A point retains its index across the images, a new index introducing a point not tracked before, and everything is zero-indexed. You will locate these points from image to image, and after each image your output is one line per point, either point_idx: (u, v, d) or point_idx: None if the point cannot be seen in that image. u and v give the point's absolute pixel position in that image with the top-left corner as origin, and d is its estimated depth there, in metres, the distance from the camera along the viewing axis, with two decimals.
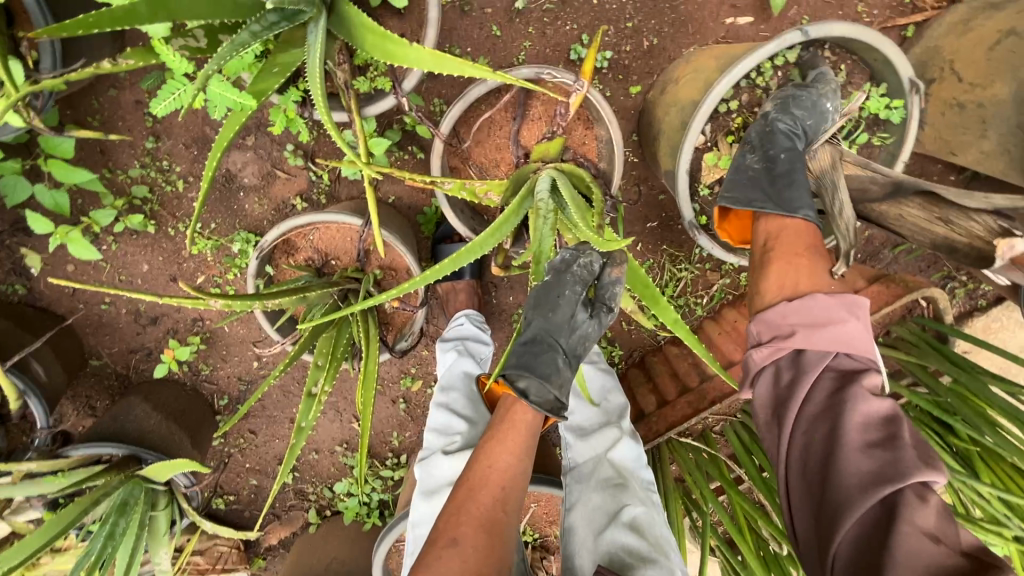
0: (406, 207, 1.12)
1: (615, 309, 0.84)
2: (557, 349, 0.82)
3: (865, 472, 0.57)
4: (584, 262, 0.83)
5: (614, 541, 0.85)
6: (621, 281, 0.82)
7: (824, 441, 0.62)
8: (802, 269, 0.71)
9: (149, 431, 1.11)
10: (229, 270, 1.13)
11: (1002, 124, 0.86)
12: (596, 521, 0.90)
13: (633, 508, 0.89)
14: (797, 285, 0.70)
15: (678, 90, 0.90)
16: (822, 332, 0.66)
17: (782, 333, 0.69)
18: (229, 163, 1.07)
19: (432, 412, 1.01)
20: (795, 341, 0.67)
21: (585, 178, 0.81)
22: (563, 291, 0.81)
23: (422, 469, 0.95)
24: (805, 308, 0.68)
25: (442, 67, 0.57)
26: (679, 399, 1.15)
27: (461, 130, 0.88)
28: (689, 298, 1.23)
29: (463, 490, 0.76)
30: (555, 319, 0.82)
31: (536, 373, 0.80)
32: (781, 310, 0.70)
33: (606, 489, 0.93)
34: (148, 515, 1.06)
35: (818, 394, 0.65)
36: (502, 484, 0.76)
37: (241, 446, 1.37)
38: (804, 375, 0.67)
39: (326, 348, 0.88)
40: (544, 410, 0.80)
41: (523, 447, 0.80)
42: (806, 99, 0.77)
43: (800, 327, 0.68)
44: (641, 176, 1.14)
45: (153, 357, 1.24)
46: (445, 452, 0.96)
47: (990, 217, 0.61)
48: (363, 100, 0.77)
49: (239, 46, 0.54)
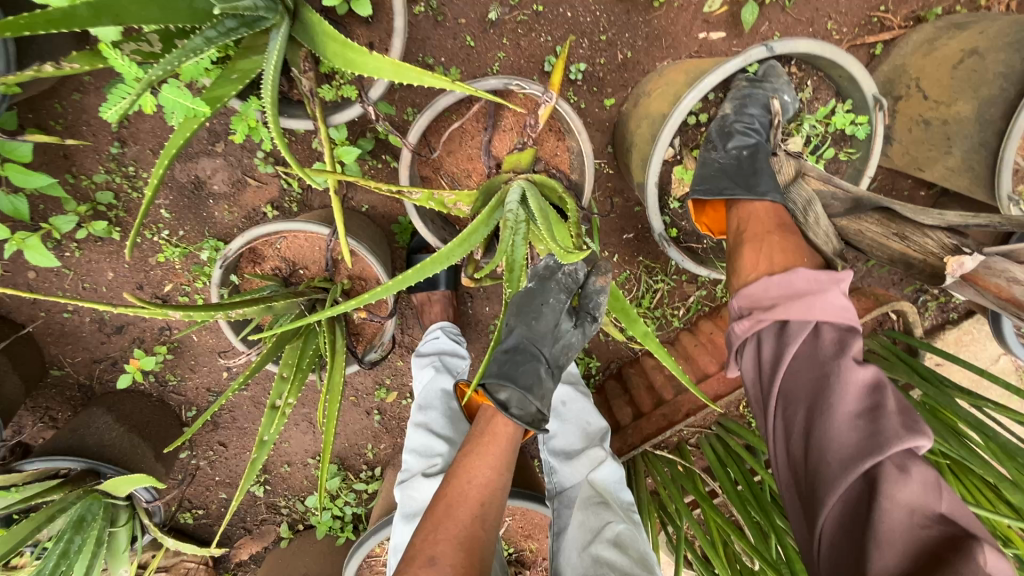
0: (380, 216, 1.11)
1: (599, 320, 0.84)
2: (540, 359, 0.81)
3: (845, 445, 0.53)
4: (567, 271, 0.83)
5: (598, 558, 0.83)
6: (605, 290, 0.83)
7: (804, 417, 0.58)
8: (777, 247, 0.69)
9: (111, 443, 1.07)
10: (198, 278, 1.11)
11: (966, 142, 0.87)
12: (578, 538, 0.88)
13: (617, 524, 0.88)
14: (775, 261, 0.68)
15: (650, 103, 0.90)
16: (807, 302, 0.63)
17: (763, 307, 0.66)
18: (197, 170, 1.05)
19: (410, 432, 0.99)
20: (778, 313, 0.64)
21: (556, 189, 0.80)
22: (548, 298, 0.81)
23: (401, 492, 0.92)
24: (784, 282, 0.65)
25: (401, 75, 0.56)
26: (655, 411, 1.15)
27: (432, 140, 0.87)
28: (665, 310, 1.23)
29: (442, 506, 0.73)
30: (538, 327, 0.81)
31: (518, 384, 0.79)
32: (762, 283, 0.67)
33: (588, 507, 0.92)
34: (107, 532, 1.02)
35: (802, 364, 0.61)
36: (481, 499, 0.73)
37: (210, 458, 1.33)
38: (785, 348, 0.63)
39: (291, 359, 0.86)
40: (524, 423, 0.78)
41: (502, 461, 0.77)
42: (760, 97, 0.78)
43: (785, 305, 0.64)
44: (616, 187, 1.14)
45: (118, 367, 1.20)
46: (426, 475, 0.93)
47: (943, 234, 0.62)
48: (330, 109, 0.77)
49: (192, 52, 0.54)
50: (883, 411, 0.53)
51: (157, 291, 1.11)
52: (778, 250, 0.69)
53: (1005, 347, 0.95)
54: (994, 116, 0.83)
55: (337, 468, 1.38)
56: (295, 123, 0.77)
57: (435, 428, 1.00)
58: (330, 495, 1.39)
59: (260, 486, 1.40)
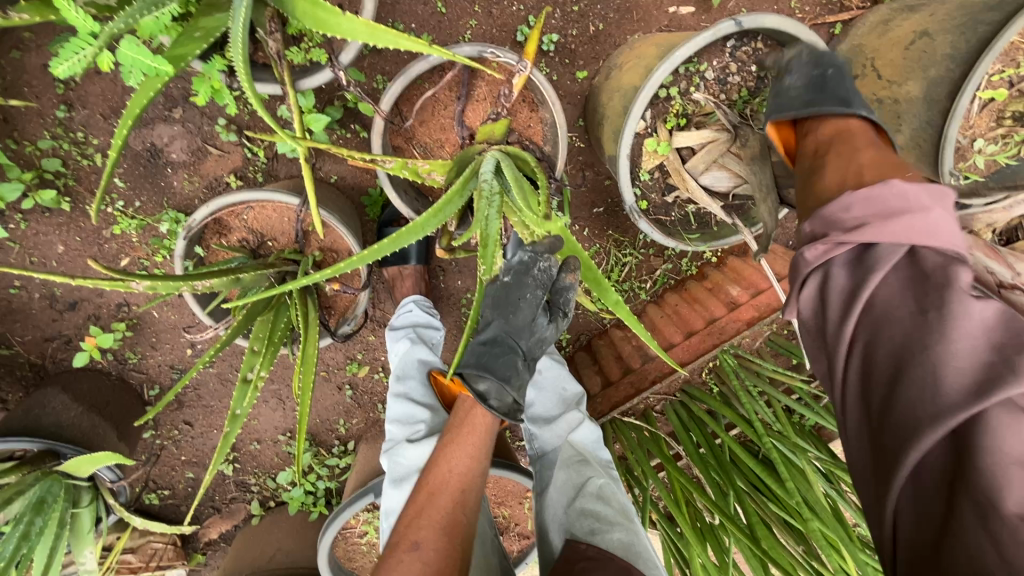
0: (349, 187, 1.09)
1: (570, 314, 0.86)
2: (517, 351, 0.82)
3: (960, 378, 0.46)
4: (542, 266, 0.82)
5: (583, 510, 0.88)
6: (574, 287, 0.83)
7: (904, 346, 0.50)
8: (865, 160, 0.63)
9: (69, 423, 1.03)
10: (157, 251, 1.06)
11: (915, 121, 0.93)
12: (563, 496, 0.93)
13: (598, 479, 0.93)
14: (863, 176, 0.61)
15: (621, 76, 0.91)
16: (912, 219, 0.54)
17: (848, 226, 0.58)
18: (153, 137, 1.00)
19: (390, 403, 0.99)
20: (866, 232, 0.56)
21: (530, 161, 0.81)
22: (525, 293, 0.80)
23: (388, 459, 0.93)
24: (876, 198, 0.57)
25: (377, 39, 0.55)
26: (623, 380, 1.19)
27: (403, 108, 0.86)
28: (633, 282, 1.27)
29: (423, 495, 0.75)
30: (515, 320, 0.81)
31: (496, 375, 0.79)
32: (844, 202, 0.59)
33: (570, 465, 0.96)
34: (70, 513, 0.99)
35: (887, 295, 0.54)
36: (461, 487, 0.76)
37: (175, 438, 1.30)
38: (869, 272, 0.55)
39: (262, 332, 0.85)
40: (501, 414, 0.80)
41: (479, 448, 0.80)
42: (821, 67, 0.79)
43: (881, 241, 0.55)
44: (587, 161, 1.15)
45: (72, 346, 1.15)
46: (410, 441, 0.95)
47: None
48: (298, 73, 0.75)
49: (153, 6, 0.51)
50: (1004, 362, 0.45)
51: (114, 265, 1.06)
52: (865, 165, 0.62)
53: None
54: (940, 95, 0.88)
55: (309, 443, 1.38)
56: (264, 88, 0.75)
57: (414, 397, 1.01)
58: (302, 471, 1.39)
59: (229, 465, 1.38)
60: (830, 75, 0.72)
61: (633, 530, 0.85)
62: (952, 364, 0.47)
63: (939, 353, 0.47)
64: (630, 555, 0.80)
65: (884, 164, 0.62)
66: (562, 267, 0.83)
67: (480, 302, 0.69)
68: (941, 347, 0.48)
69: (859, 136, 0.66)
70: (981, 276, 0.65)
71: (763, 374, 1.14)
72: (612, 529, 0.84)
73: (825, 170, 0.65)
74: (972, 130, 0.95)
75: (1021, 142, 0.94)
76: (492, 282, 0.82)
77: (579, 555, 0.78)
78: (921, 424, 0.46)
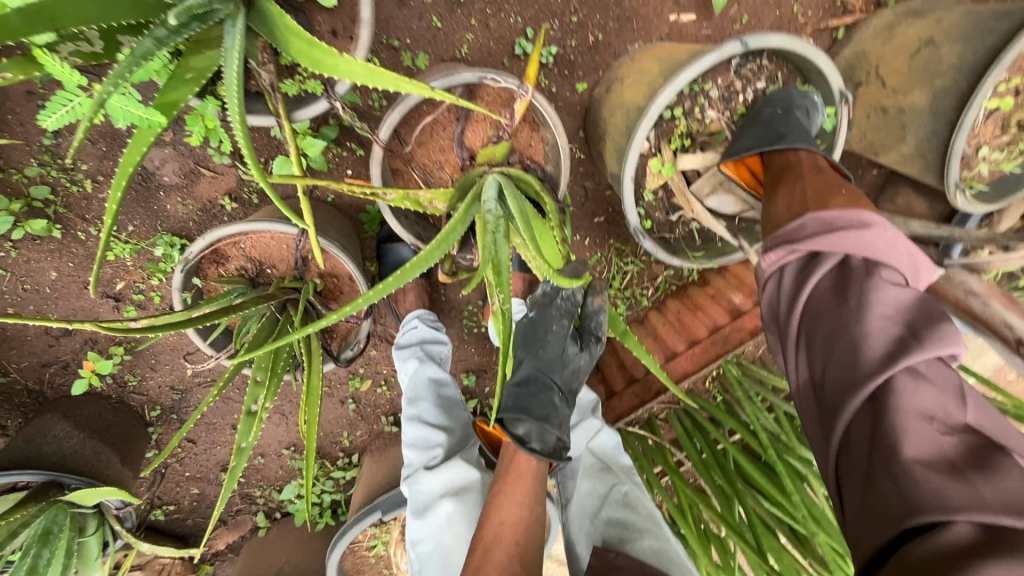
0: (347, 205, 1.07)
1: (603, 339, 0.86)
2: (554, 388, 0.83)
3: (878, 352, 0.54)
4: (566, 295, 0.84)
5: (610, 518, 0.89)
6: (604, 309, 0.86)
7: (830, 328, 0.59)
8: (810, 183, 0.70)
9: (71, 451, 1.02)
10: (153, 275, 1.04)
11: (919, 131, 0.92)
12: (589, 504, 0.95)
13: (623, 486, 0.94)
14: (808, 199, 0.68)
15: (623, 92, 0.89)
16: (851, 232, 0.61)
17: (793, 237, 0.66)
18: (144, 160, 0.98)
19: (405, 427, 0.99)
20: (811, 242, 0.63)
21: (533, 184, 0.79)
22: (552, 326, 0.82)
23: (407, 487, 0.93)
24: (822, 219, 0.64)
25: (375, 81, 0.53)
26: (627, 390, 1.19)
27: (402, 132, 0.84)
28: (635, 290, 1.25)
29: (479, 551, 0.72)
30: (545, 355, 0.83)
31: (534, 416, 0.80)
32: (795, 223, 0.66)
33: (593, 474, 0.98)
34: (76, 542, 0.99)
35: (824, 287, 0.62)
36: (517, 538, 0.74)
37: (179, 456, 1.30)
38: (811, 271, 0.63)
39: (264, 362, 0.84)
40: (545, 455, 0.79)
41: (529, 496, 0.78)
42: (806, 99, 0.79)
43: (824, 248, 0.62)
44: (587, 172, 1.13)
45: (70, 371, 1.14)
46: (428, 468, 0.94)
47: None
48: (292, 103, 0.73)
49: (142, 56, 0.49)
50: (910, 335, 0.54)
51: (109, 290, 1.04)
52: (811, 189, 0.69)
53: None
54: (946, 106, 0.87)
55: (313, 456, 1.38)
56: (258, 120, 0.73)
57: (427, 419, 1.00)
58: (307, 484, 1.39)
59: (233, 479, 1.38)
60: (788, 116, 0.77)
61: (662, 535, 0.85)
62: (869, 341, 0.55)
63: (860, 333, 0.56)
64: (662, 561, 0.81)
65: (825, 190, 0.68)
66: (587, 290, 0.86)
67: (506, 342, 0.67)
68: (861, 327, 0.56)
69: (805, 164, 0.74)
70: (999, 332, 0.64)
71: (766, 382, 1.14)
72: (642, 537, 0.85)
73: (776, 197, 0.72)
74: (977, 139, 0.94)
75: None
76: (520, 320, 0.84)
77: (607, 565, 0.78)
78: (847, 392, 0.54)
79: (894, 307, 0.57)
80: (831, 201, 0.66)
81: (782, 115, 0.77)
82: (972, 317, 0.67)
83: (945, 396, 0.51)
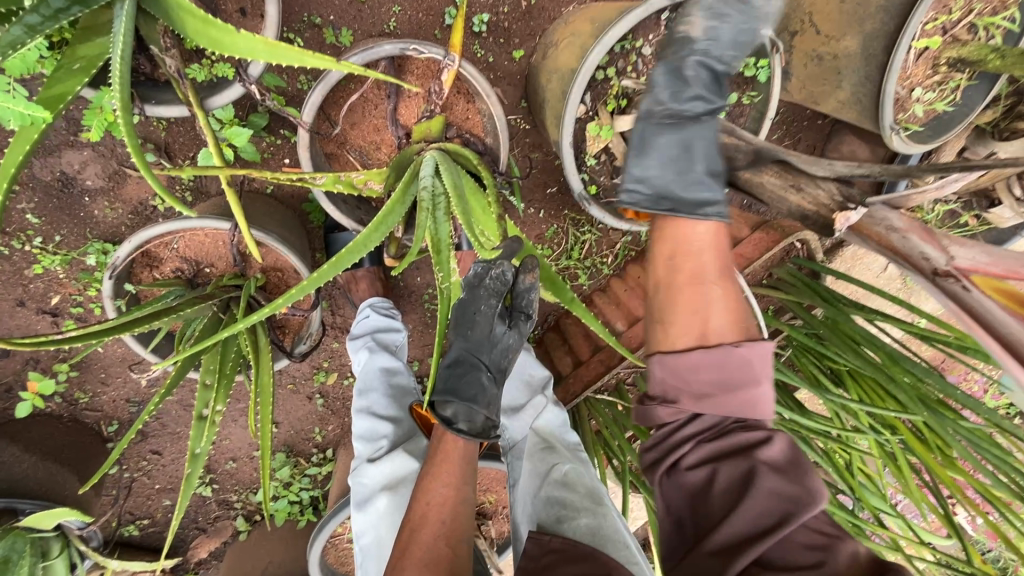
0: (288, 195, 1.02)
1: (533, 317, 0.85)
2: (481, 367, 0.82)
3: (768, 508, 0.56)
4: (495, 274, 0.81)
5: (548, 498, 0.88)
6: (536, 286, 0.82)
7: (723, 488, 0.60)
8: (713, 301, 0.68)
9: (23, 476, 0.98)
10: (89, 286, 0.99)
11: (854, 76, 0.92)
12: (530, 485, 0.93)
13: (563, 465, 0.93)
14: (705, 330, 0.68)
15: (558, 56, 0.86)
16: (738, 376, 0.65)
17: (692, 389, 0.66)
18: (63, 165, 0.92)
19: (354, 419, 0.99)
20: (704, 402, 0.66)
21: (471, 158, 0.77)
22: (479, 306, 0.81)
23: (352, 480, 0.93)
24: (721, 364, 0.65)
25: (278, 57, 0.49)
26: (593, 358, 1.19)
27: (331, 113, 0.81)
28: (594, 259, 1.23)
29: (406, 532, 0.75)
30: (474, 336, 0.82)
31: (462, 397, 0.80)
32: (697, 361, 0.66)
33: (535, 454, 0.98)
34: (40, 566, 0.96)
35: (709, 446, 0.65)
36: (442, 517, 0.76)
37: (145, 469, 1.26)
38: (697, 433, 0.66)
39: (212, 366, 0.81)
40: (472, 435, 0.81)
41: (457, 476, 0.80)
42: (726, 36, 0.69)
43: (722, 400, 0.65)
44: (534, 143, 1.11)
45: (14, 394, 1.09)
46: (372, 459, 0.94)
47: (834, 185, 0.70)
48: (205, 91, 0.70)
49: (11, 46, 0.46)
50: (801, 485, 0.58)
51: (43, 305, 0.99)
52: (712, 309, 0.68)
53: None
54: (877, 50, 0.88)
55: (286, 455, 1.35)
56: (168, 110, 0.70)
57: (377, 411, 0.99)
58: (283, 483, 1.36)
59: (207, 486, 1.35)
60: (689, 135, 0.70)
61: (601, 512, 0.84)
62: (766, 489, 0.57)
63: (755, 482, 0.58)
64: (597, 538, 0.80)
65: (726, 307, 0.68)
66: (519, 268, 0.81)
67: (443, 320, 0.65)
68: (762, 476, 0.59)
69: (710, 260, 0.70)
70: (917, 264, 0.65)
71: None
72: (579, 515, 0.84)
73: (676, 302, 0.70)
74: (910, 80, 0.95)
75: (956, 87, 0.95)
76: (452, 302, 0.83)
77: (542, 549, 0.76)
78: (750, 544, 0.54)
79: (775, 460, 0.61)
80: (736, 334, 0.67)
81: (685, 134, 0.70)
82: (894, 252, 0.68)
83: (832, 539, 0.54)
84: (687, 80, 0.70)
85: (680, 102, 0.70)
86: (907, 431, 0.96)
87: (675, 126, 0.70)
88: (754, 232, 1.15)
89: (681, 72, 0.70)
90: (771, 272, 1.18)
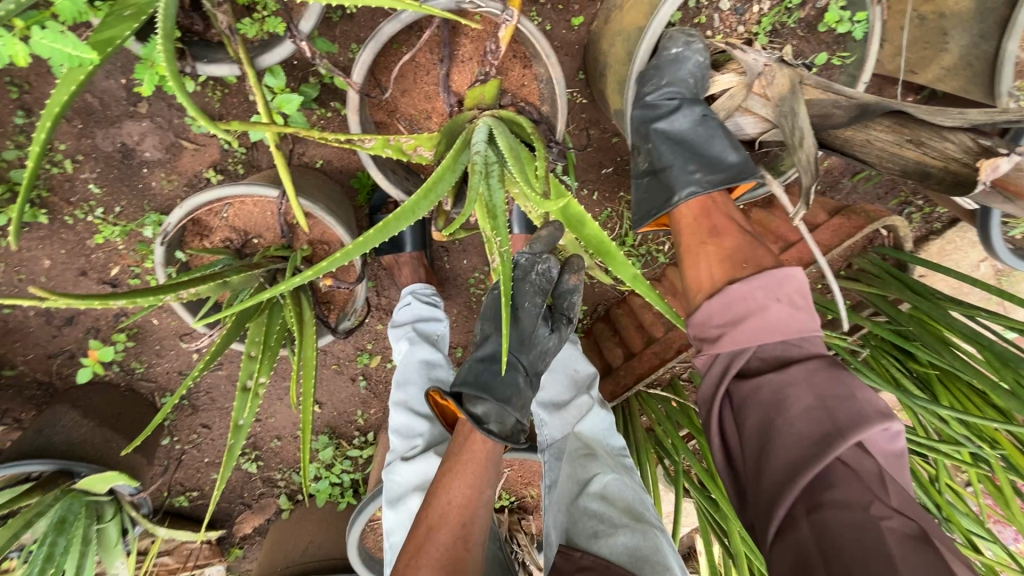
0: (337, 171, 1.00)
1: (575, 322, 0.85)
2: (519, 368, 0.79)
3: (807, 439, 0.54)
4: (541, 270, 0.79)
5: (585, 508, 0.80)
6: (578, 289, 0.83)
7: (772, 426, 0.56)
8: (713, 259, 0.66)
9: (80, 440, 1.01)
10: (145, 257, 1.01)
11: (964, 36, 0.81)
12: (567, 491, 0.86)
13: (602, 475, 0.84)
14: (721, 270, 0.65)
15: (622, 16, 0.80)
16: (780, 335, 0.60)
17: (710, 337, 0.63)
18: (123, 136, 0.94)
19: (391, 412, 0.96)
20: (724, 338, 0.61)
21: (525, 125, 0.71)
22: (524, 303, 0.78)
23: (385, 476, 0.90)
24: (724, 303, 0.62)
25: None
26: (646, 350, 1.10)
27: (381, 78, 0.78)
28: (650, 246, 1.14)
29: (423, 529, 0.70)
30: (515, 333, 0.79)
31: (497, 397, 0.75)
32: (704, 310, 0.64)
33: (574, 459, 0.89)
34: (95, 528, 0.98)
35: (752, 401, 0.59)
36: (462, 519, 0.70)
37: (195, 441, 1.28)
38: (743, 388, 0.60)
39: (257, 336, 0.80)
40: (502, 438, 0.75)
41: (481, 478, 0.74)
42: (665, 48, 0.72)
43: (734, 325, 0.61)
44: (590, 119, 1.04)
45: (77, 361, 1.13)
46: (406, 458, 0.91)
47: (966, 136, 0.58)
48: (257, 49, 0.68)
49: None
50: (837, 401, 0.55)
51: (104, 276, 1.01)
52: (716, 264, 0.65)
53: (991, 252, 0.93)
54: (997, 3, 0.76)
55: (329, 437, 1.35)
56: (219, 69, 0.68)
57: (413, 406, 0.96)
58: (325, 464, 1.36)
59: (252, 462, 1.36)
60: (706, 141, 0.71)
61: (640, 529, 0.74)
62: (799, 418, 0.55)
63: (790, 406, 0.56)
64: (634, 560, 0.71)
65: (722, 257, 0.66)
66: (564, 268, 0.83)
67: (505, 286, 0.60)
68: (780, 433, 0.56)
69: (709, 215, 0.70)
70: None
71: None
72: (617, 532, 0.74)
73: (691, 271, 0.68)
74: None
75: None
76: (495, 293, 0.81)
77: (573, 567, 0.71)
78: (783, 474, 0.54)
79: (807, 408, 0.55)
80: (737, 273, 0.63)
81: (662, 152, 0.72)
82: None
83: (867, 486, 0.51)
84: (644, 123, 0.74)
85: (649, 126, 0.73)
86: (1011, 445, 0.82)
87: (693, 137, 0.71)
88: (832, 217, 1.03)
89: (673, 114, 0.71)
90: (851, 262, 1.08)
